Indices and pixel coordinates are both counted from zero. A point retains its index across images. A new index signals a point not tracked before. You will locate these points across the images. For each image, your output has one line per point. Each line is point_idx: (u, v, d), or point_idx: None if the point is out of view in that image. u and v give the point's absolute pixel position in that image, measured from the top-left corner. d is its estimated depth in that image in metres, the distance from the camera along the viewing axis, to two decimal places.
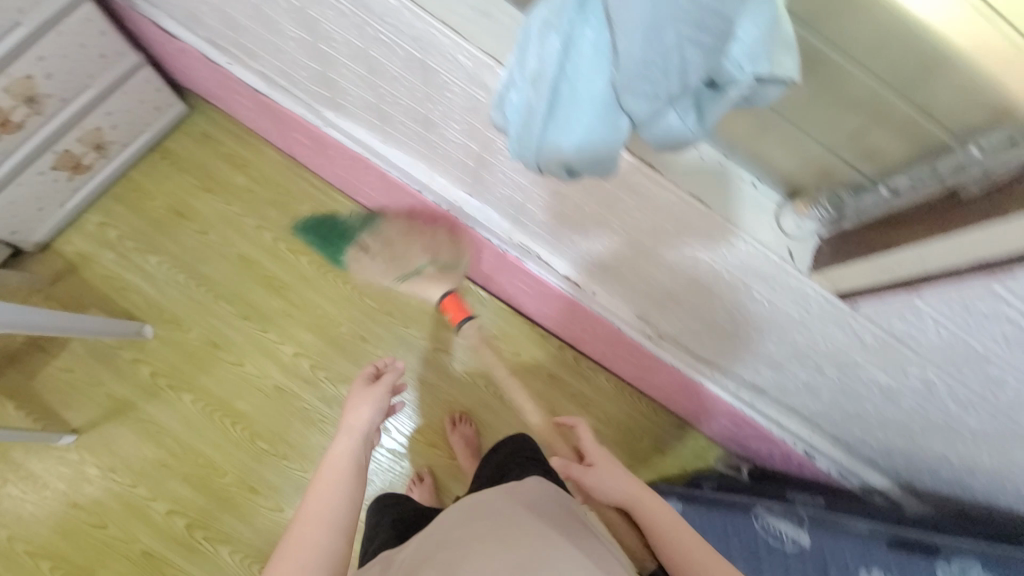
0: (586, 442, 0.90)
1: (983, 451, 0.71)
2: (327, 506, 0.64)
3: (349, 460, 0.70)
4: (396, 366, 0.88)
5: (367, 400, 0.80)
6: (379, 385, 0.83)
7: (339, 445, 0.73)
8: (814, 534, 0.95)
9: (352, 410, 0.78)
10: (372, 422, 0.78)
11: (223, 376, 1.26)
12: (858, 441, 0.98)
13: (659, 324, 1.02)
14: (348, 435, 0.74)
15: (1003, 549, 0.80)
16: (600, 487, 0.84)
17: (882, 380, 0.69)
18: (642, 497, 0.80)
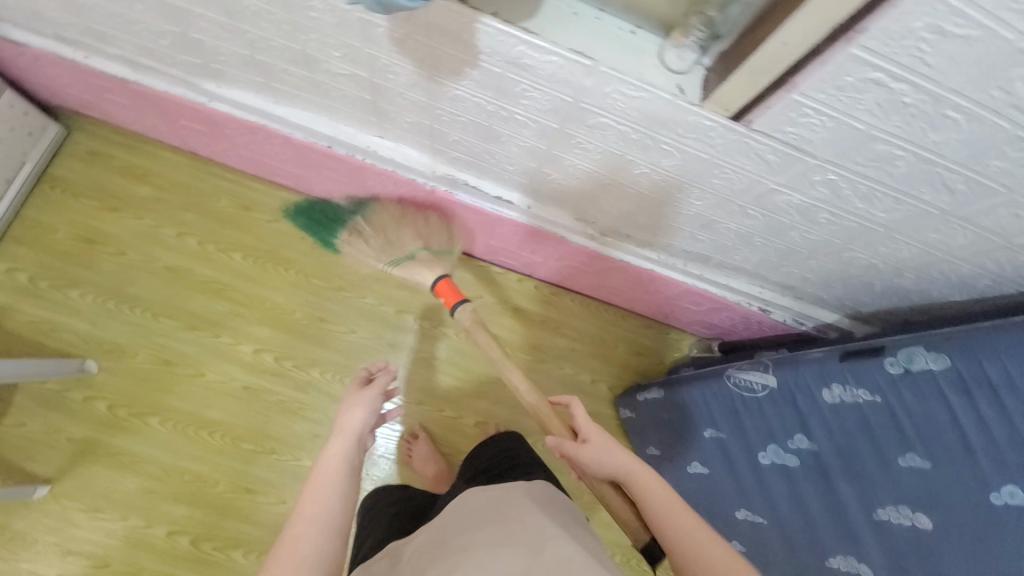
0: (579, 414, 0.79)
1: (901, 243, 0.77)
2: (320, 507, 0.63)
3: (343, 463, 0.69)
4: (388, 369, 0.85)
5: (361, 402, 0.78)
6: (373, 387, 0.81)
7: (332, 447, 0.71)
8: (779, 373, 1.03)
9: (345, 412, 0.76)
10: (366, 425, 0.76)
11: (187, 390, 1.23)
12: (801, 282, 1.04)
13: (597, 221, 1.04)
14: (340, 436, 0.72)
15: (941, 331, 0.87)
16: (594, 461, 0.74)
17: (798, 199, 0.73)
18: (643, 473, 0.72)
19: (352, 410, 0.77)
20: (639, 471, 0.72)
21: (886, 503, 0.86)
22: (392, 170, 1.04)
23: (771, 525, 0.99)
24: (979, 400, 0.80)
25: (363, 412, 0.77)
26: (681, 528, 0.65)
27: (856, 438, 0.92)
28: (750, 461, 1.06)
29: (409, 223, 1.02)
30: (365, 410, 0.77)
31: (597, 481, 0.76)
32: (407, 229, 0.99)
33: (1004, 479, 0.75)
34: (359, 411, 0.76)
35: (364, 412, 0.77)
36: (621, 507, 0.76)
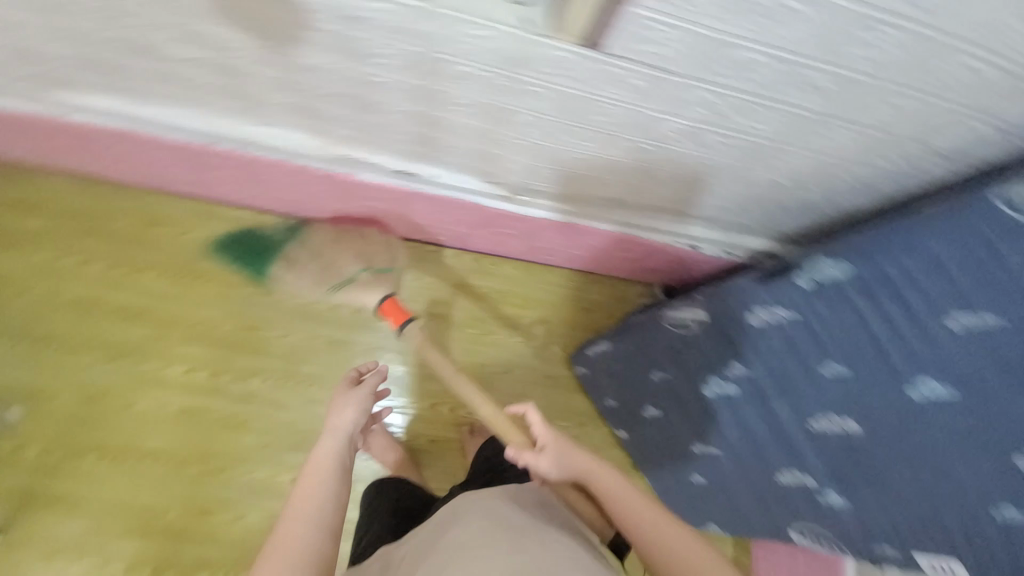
0: (533, 420, 0.83)
1: (795, 155, 0.75)
2: (313, 503, 0.71)
3: (332, 463, 0.75)
4: (379, 369, 0.91)
5: (349, 402, 0.84)
6: (361, 388, 0.86)
7: (323, 446, 0.77)
8: (708, 306, 1.02)
9: (335, 411, 0.83)
10: (356, 424, 0.82)
11: (123, 422, 1.18)
12: (721, 212, 1.02)
13: (507, 180, 1.00)
14: (331, 436, 0.79)
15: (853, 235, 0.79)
16: (553, 467, 0.79)
17: (684, 125, 0.70)
18: (603, 473, 0.80)
19: (343, 410, 0.83)
20: (599, 472, 0.80)
21: (817, 415, 0.88)
22: (285, 159, 0.98)
23: (725, 454, 1.10)
24: (882, 300, 0.75)
25: (353, 411, 0.83)
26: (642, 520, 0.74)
27: (781, 359, 0.90)
28: (697, 394, 1.10)
29: (347, 247, 1.14)
30: (353, 410, 0.83)
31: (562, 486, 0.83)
32: (346, 255, 1.13)
33: (919, 373, 0.73)
34: (348, 411, 0.82)
35: (354, 411, 0.83)
36: (582, 504, 0.83)
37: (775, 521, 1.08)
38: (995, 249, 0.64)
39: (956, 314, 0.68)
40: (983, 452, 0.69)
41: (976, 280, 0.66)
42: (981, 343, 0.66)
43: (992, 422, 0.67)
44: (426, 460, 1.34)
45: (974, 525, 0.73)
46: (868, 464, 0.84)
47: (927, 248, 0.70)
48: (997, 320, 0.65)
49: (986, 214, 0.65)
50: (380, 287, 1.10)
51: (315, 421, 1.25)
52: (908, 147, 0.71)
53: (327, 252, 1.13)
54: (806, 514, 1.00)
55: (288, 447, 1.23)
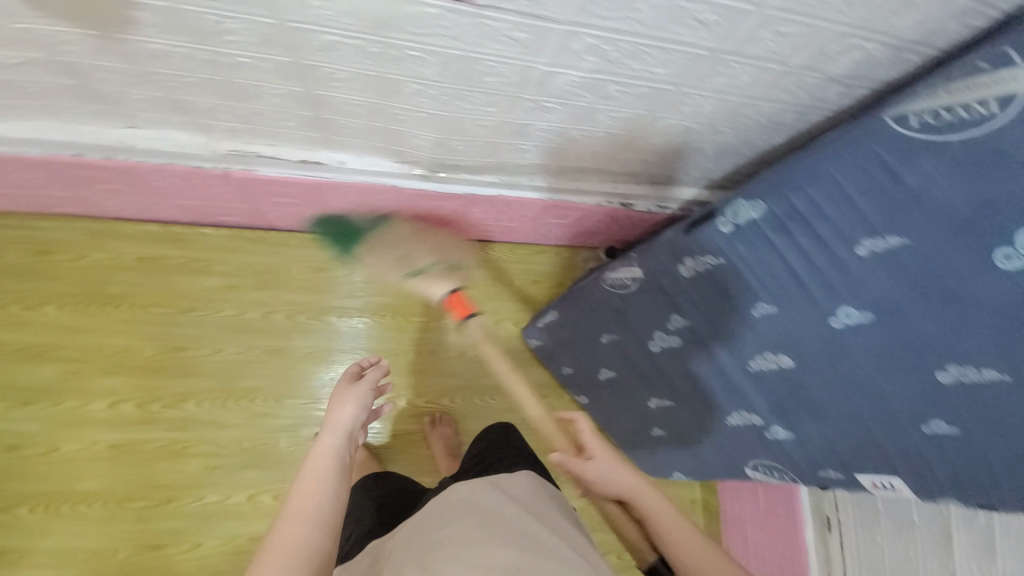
0: (584, 429, 0.75)
1: (700, 98, 0.73)
2: (311, 505, 0.61)
3: (333, 462, 0.65)
4: (380, 363, 0.81)
5: (349, 397, 0.73)
6: (363, 382, 0.76)
7: (321, 444, 0.67)
8: (642, 263, 1.01)
9: (333, 407, 0.72)
10: (357, 421, 0.72)
11: (49, 469, 1.10)
12: (645, 165, 1.00)
13: (420, 157, 0.94)
14: (328, 433, 0.68)
15: (762, 172, 0.77)
16: (599, 480, 0.70)
17: (577, 77, 0.67)
18: (651, 492, 0.69)
19: (340, 405, 0.72)
20: (644, 491, 0.70)
21: (755, 355, 0.90)
22: (167, 164, 0.88)
23: (677, 402, 1.11)
24: (797, 234, 0.75)
25: (353, 407, 0.72)
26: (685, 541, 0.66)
27: (716, 304, 0.90)
28: (645, 351, 1.11)
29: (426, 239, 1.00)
30: (354, 405, 0.73)
31: (603, 500, 0.72)
32: (423, 245, 0.98)
33: (838, 303, 0.74)
34: (348, 407, 0.72)
35: (354, 407, 0.73)
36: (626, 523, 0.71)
37: (732, 462, 1.10)
38: (892, 171, 0.64)
39: (865, 241, 0.68)
40: (904, 370, 0.71)
41: (879, 204, 0.66)
42: (889, 266, 0.67)
43: (908, 341, 0.69)
44: (390, 457, 1.30)
45: (907, 441, 0.76)
46: (807, 397, 0.86)
47: (831, 178, 0.69)
48: (902, 241, 0.65)
49: (881, 136, 0.64)
50: (449, 281, 0.93)
51: (263, 435, 1.19)
52: (804, 77, 0.69)
53: (405, 243, 0.98)
54: (761, 453, 1.02)
55: (237, 466, 1.17)
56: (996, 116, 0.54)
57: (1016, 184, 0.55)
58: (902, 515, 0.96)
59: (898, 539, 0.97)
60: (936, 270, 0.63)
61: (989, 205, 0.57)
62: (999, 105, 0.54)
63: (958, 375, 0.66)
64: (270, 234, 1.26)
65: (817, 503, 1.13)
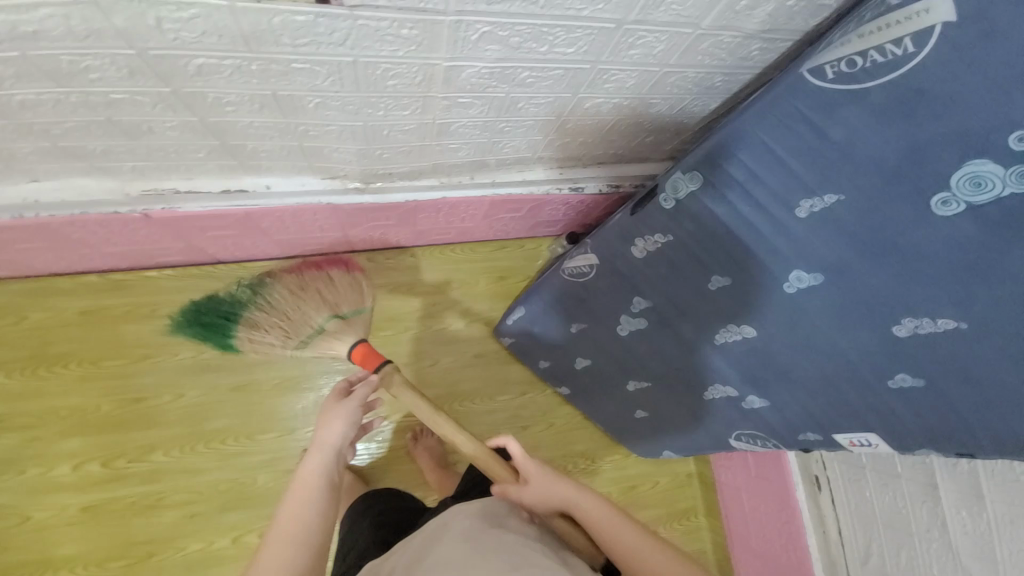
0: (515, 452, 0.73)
1: (619, 72, 0.70)
2: (297, 531, 0.56)
3: (321, 482, 0.61)
4: (370, 376, 0.75)
5: (338, 412, 0.67)
6: (352, 396, 0.69)
7: (309, 465, 0.62)
8: (596, 249, 0.97)
9: (321, 423, 0.67)
10: (347, 439, 0.67)
11: (18, 541, 1.05)
12: (586, 147, 0.97)
13: (348, 170, 0.90)
14: (317, 452, 0.63)
15: (697, 142, 0.73)
16: (538, 500, 0.69)
17: (483, 68, 0.63)
18: (588, 498, 0.69)
19: (328, 421, 0.66)
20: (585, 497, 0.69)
21: (718, 329, 0.87)
22: (79, 214, 0.82)
23: (654, 382, 1.09)
24: (738, 203, 0.71)
25: (343, 423, 0.67)
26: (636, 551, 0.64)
27: (673, 282, 0.87)
28: (614, 336, 1.08)
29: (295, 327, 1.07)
30: (344, 420, 0.67)
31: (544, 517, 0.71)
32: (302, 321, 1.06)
33: (788, 268, 0.71)
34: (337, 422, 0.67)
35: (343, 422, 0.67)
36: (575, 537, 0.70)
37: (716, 435, 1.09)
38: (817, 126, 0.61)
39: (804, 202, 0.65)
40: (863, 328, 0.69)
41: (810, 163, 0.63)
42: (830, 225, 0.65)
43: (860, 298, 0.67)
44: (376, 477, 1.26)
45: (876, 398, 0.74)
46: (775, 363, 0.84)
47: (760, 142, 0.66)
48: (840, 198, 0.63)
49: (802, 91, 0.60)
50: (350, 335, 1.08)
51: (240, 474, 1.16)
52: (721, 37, 0.66)
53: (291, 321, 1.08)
54: (742, 423, 1.00)
55: (217, 509, 1.13)
56: (914, 54, 0.53)
57: (943, 123, 0.53)
58: (887, 467, 0.95)
59: (886, 491, 0.96)
60: (876, 223, 0.61)
61: (918, 149, 0.56)
62: (914, 43, 0.52)
63: (914, 327, 0.64)
64: (217, 267, 1.21)
65: (805, 464, 1.12)
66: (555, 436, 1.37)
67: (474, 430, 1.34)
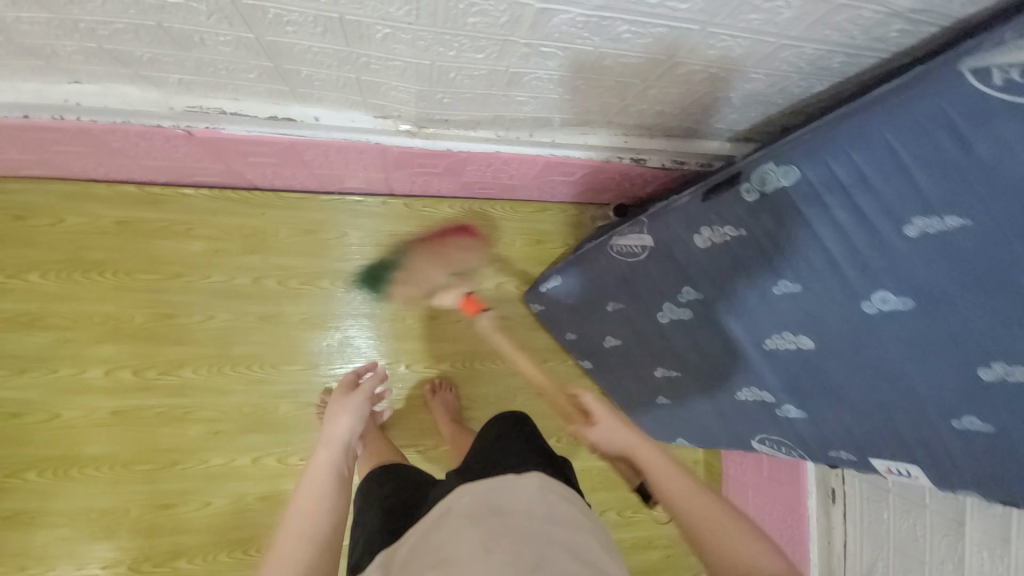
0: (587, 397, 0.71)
1: (730, 39, 0.60)
2: (307, 524, 0.55)
3: (332, 475, 0.60)
4: (375, 370, 0.78)
5: (345, 407, 0.69)
6: (357, 390, 0.72)
7: (319, 459, 0.62)
8: (653, 231, 0.91)
9: (328, 419, 0.67)
10: (354, 432, 0.67)
11: (51, 436, 1.09)
12: (659, 116, 0.88)
13: (401, 111, 0.83)
14: (325, 447, 0.63)
15: (805, 133, 0.66)
16: (599, 442, 0.66)
17: (579, 16, 0.55)
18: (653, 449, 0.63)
19: (337, 417, 0.68)
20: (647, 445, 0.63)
21: (771, 335, 0.83)
22: (121, 123, 0.79)
23: (686, 373, 1.07)
24: (833, 207, 0.64)
25: (348, 417, 0.68)
26: (684, 501, 0.57)
27: (732, 278, 0.81)
28: (652, 321, 1.04)
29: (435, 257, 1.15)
30: (350, 414, 0.68)
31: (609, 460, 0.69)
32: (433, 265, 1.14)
33: (874, 286, 0.65)
34: (344, 416, 0.67)
35: (349, 417, 0.68)
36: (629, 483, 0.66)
37: (738, 433, 1.08)
38: (960, 137, 0.53)
39: (915, 221, 0.58)
40: (941, 363, 0.64)
41: (939, 177, 0.55)
42: (940, 249, 0.58)
43: (951, 334, 0.61)
44: (391, 422, 1.29)
45: (931, 433, 0.70)
46: (825, 379, 0.80)
47: (881, 142, 0.58)
48: (963, 223, 0.55)
49: (953, 92, 0.52)
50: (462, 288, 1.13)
51: (262, 401, 1.19)
52: (860, 12, 0.56)
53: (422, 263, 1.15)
54: (769, 429, 0.98)
55: (238, 430, 1.17)
56: None
57: None
58: (914, 496, 0.93)
59: (905, 518, 0.95)
60: (997, 259, 0.54)
61: None
62: None
63: (1003, 373, 0.59)
64: (255, 193, 1.18)
65: (823, 475, 1.11)
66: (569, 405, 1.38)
67: (491, 389, 1.34)
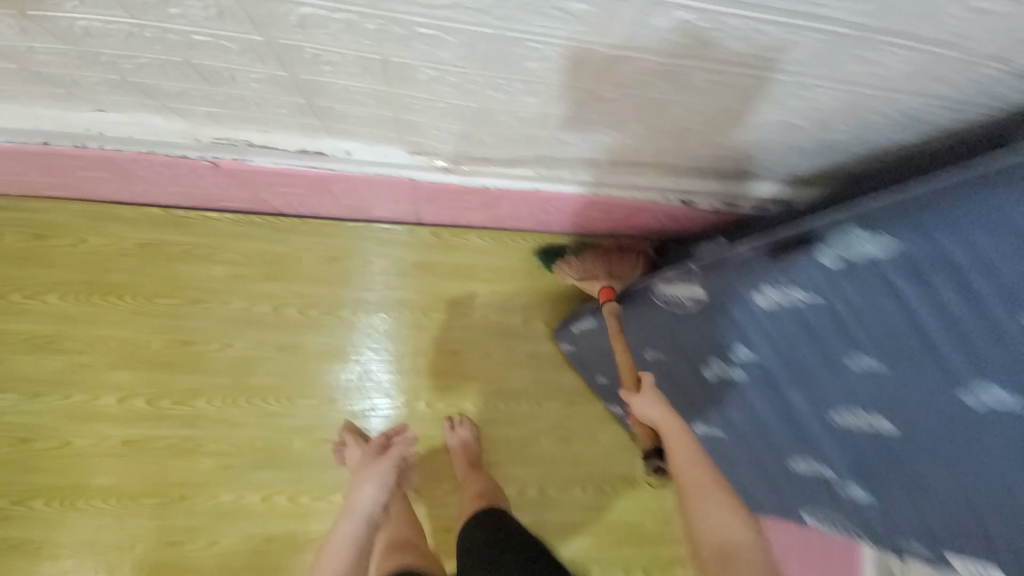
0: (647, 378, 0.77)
1: (823, 89, 0.53)
2: None
3: (346, 550, 0.71)
4: (406, 438, 0.88)
5: (371, 477, 0.81)
6: (386, 458, 0.83)
7: (342, 530, 0.74)
8: (705, 283, 0.83)
9: (359, 484, 0.80)
10: (376, 502, 0.78)
11: (59, 463, 1.05)
12: (718, 159, 0.81)
13: (438, 148, 0.77)
14: (348, 517, 0.76)
15: (903, 196, 0.58)
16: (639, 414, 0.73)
17: (655, 65, 0.48)
18: (681, 437, 0.70)
19: (365, 486, 0.80)
20: (674, 428, 0.70)
21: (840, 409, 0.75)
22: (146, 153, 0.75)
23: (730, 434, 0.98)
24: (937, 285, 0.56)
25: (373, 488, 0.79)
26: (693, 486, 0.67)
27: (798, 342, 0.73)
28: (695, 376, 0.96)
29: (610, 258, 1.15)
30: (374, 486, 0.79)
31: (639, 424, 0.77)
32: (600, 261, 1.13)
33: (980, 377, 0.57)
34: (370, 488, 0.79)
35: (375, 487, 0.80)
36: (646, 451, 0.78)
37: (785, 503, 0.99)
38: None
39: None
40: None
41: None
42: None
43: None
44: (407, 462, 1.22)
45: None
46: (901, 464, 0.72)
47: (1006, 220, 0.50)
48: None
49: None
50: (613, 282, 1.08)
51: (276, 435, 1.13)
52: (982, 69, 0.49)
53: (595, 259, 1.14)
54: (825, 504, 0.90)
55: (250, 465, 1.12)
56: None
57: None
58: None
59: None
60: None
61: None
62: None
63: None
64: (280, 219, 1.14)
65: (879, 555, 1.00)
66: (595, 450, 1.30)
67: (514, 430, 1.27)
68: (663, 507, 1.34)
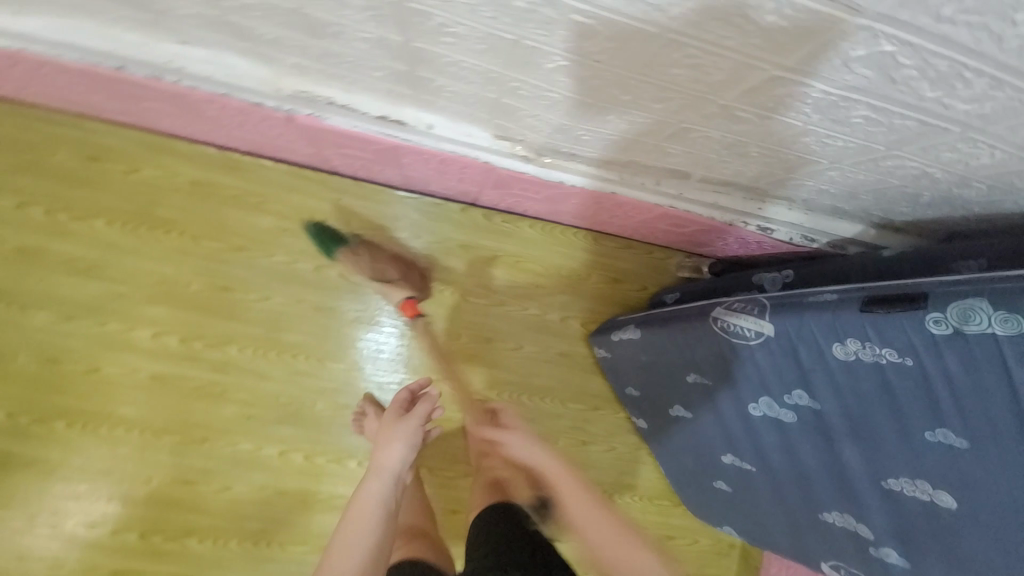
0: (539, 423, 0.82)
1: (980, 144, 0.51)
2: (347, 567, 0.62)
3: (371, 517, 0.66)
4: (430, 396, 0.78)
5: (399, 434, 0.72)
6: (410, 416, 0.74)
7: (367, 492, 0.68)
8: (777, 320, 0.75)
9: (383, 443, 0.72)
10: (404, 462, 0.71)
11: (87, 388, 1.06)
12: (817, 193, 0.76)
13: (525, 136, 0.72)
14: (376, 477, 0.69)
15: None
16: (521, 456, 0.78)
17: (818, 93, 0.46)
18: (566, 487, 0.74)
19: (390, 444, 0.72)
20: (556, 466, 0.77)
21: (900, 476, 0.73)
22: (222, 95, 0.71)
23: (762, 472, 0.95)
24: None
25: (401, 447, 0.71)
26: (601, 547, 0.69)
27: (871, 404, 0.70)
28: (739, 412, 0.90)
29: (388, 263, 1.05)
30: (403, 444, 0.72)
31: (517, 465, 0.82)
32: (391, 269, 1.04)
33: None
34: (397, 446, 0.71)
35: (404, 444, 0.72)
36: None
37: (802, 545, 0.99)
38: None
39: None
40: None
41: None
42: None
43: None
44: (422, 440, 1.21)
45: None
46: (949, 536, 0.72)
47: None
48: None
49: None
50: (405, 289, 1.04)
51: (301, 394, 1.13)
52: None
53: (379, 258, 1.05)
54: (847, 556, 0.90)
55: (272, 419, 1.12)
56: None
57: None
58: None
59: None
60: None
61: None
62: None
63: None
64: (334, 177, 1.10)
65: None
66: (611, 458, 1.29)
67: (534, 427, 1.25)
68: (667, 523, 1.33)
